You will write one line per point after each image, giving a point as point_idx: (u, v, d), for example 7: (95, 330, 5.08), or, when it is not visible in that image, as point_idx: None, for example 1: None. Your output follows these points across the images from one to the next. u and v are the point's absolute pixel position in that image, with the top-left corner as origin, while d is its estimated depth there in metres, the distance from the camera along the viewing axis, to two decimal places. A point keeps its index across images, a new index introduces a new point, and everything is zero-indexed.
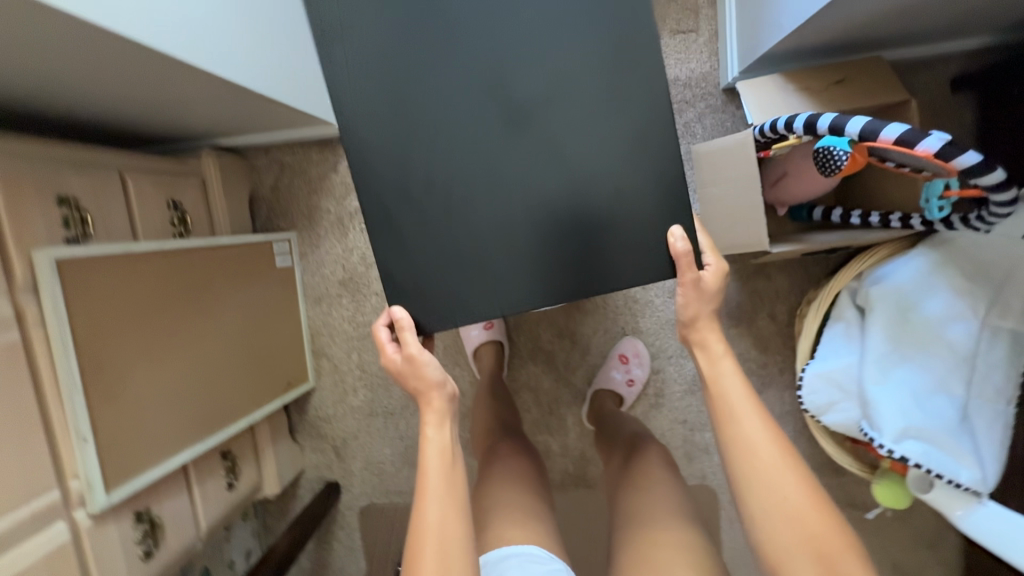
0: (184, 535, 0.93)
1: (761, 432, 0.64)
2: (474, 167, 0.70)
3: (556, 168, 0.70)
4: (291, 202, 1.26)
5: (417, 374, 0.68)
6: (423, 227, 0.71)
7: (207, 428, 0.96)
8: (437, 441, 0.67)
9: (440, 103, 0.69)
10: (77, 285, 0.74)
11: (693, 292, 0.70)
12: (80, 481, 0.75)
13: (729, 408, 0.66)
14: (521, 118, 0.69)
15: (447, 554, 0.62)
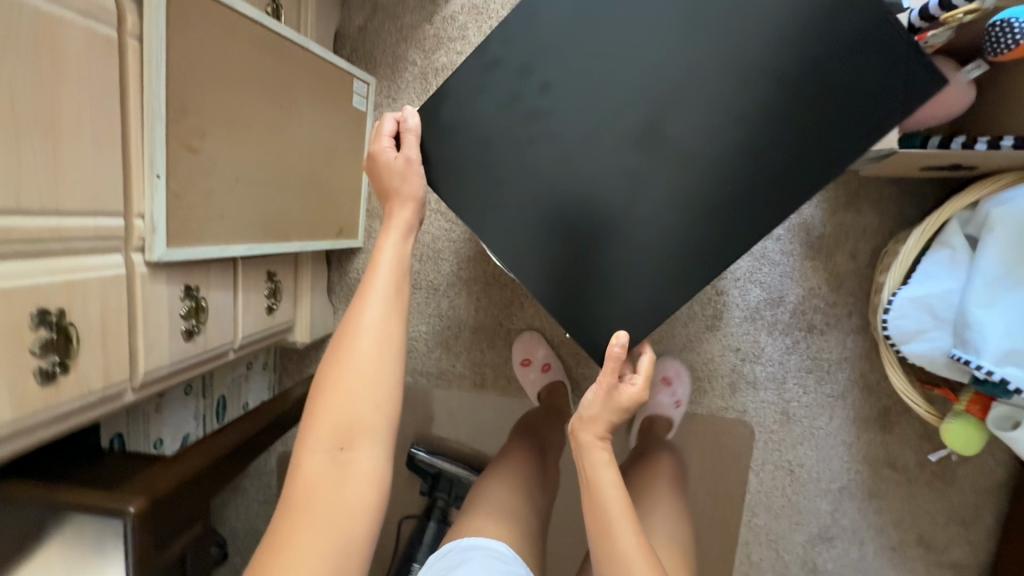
0: (221, 337, 0.88)
1: (634, 545, 0.68)
2: (576, 154, 0.68)
3: (628, 202, 0.67)
4: (378, 45, 1.20)
5: (403, 176, 0.72)
6: (482, 164, 0.71)
7: (265, 238, 0.91)
8: (396, 248, 0.72)
9: (576, 78, 0.67)
10: (178, 9, 0.69)
11: (602, 394, 0.71)
12: (144, 222, 0.69)
13: (607, 521, 0.69)
14: (659, 134, 0.66)
15: (385, 353, 0.66)
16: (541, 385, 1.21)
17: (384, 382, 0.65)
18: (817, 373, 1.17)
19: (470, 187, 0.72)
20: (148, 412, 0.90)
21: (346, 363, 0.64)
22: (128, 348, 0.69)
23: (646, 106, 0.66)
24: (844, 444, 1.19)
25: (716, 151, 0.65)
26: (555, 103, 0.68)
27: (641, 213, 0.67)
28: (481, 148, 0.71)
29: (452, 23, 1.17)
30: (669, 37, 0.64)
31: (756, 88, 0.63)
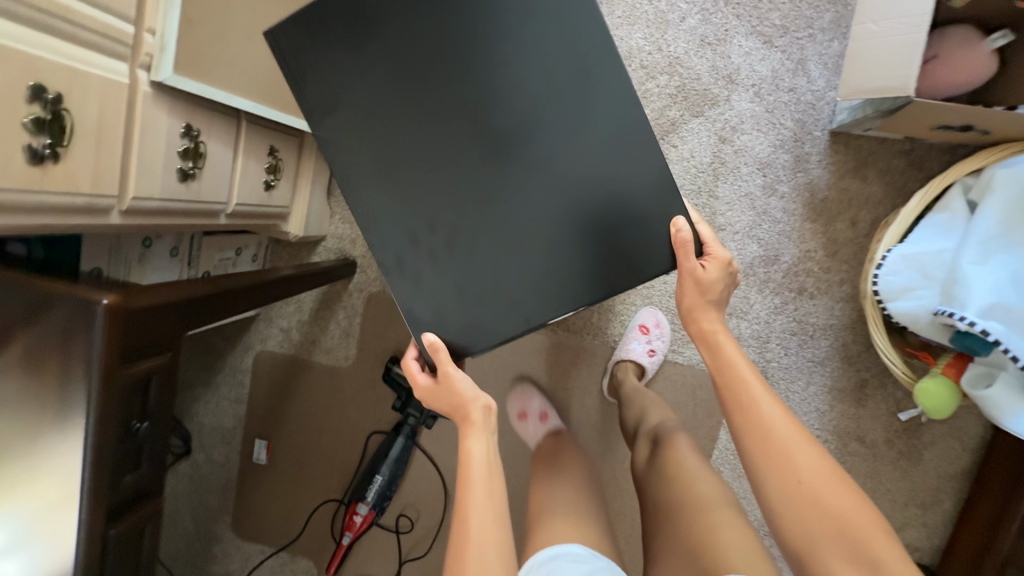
0: (216, 194, 0.87)
1: (776, 412, 0.70)
2: (467, 159, 0.69)
3: (560, 185, 0.70)
4: None
5: (453, 389, 0.74)
6: (420, 229, 0.70)
7: (270, 103, 0.89)
8: (481, 450, 0.73)
9: (426, 121, 0.68)
10: None
11: (692, 281, 0.75)
12: (153, 40, 0.68)
13: (747, 395, 0.72)
14: (523, 120, 0.68)
15: (499, 563, 0.65)
16: (540, 434, 1.17)
17: (505, 554, 0.67)
18: (800, 337, 1.18)
19: (407, 224, 0.70)
20: (133, 258, 0.89)
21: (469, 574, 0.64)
22: (120, 164, 0.68)
23: (485, 104, 0.68)
24: (816, 412, 1.20)
25: (575, 107, 0.68)
26: (423, 147, 0.68)
27: (580, 191, 0.70)
28: (404, 219, 0.70)
29: None
30: (467, 45, 0.66)
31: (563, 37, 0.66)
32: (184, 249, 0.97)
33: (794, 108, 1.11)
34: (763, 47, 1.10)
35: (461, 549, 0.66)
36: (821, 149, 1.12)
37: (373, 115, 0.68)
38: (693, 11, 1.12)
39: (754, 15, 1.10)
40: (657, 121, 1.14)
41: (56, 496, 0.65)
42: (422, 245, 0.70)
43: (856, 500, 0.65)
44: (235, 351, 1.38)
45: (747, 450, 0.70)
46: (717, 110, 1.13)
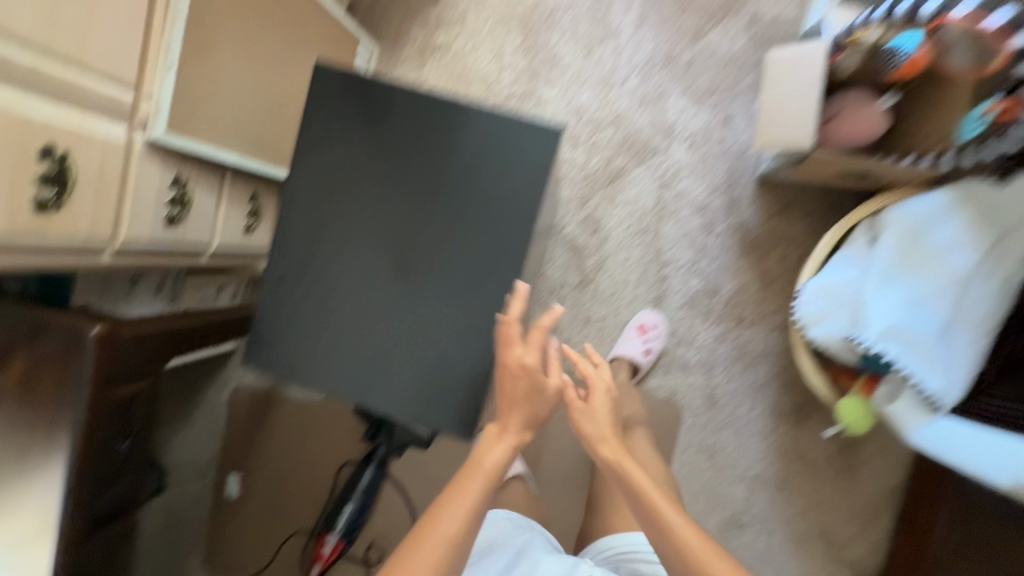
0: (201, 234, 0.97)
1: (679, 522, 0.72)
2: (363, 272, 0.81)
3: (412, 315, 0.80)
4: (386, 18, 1.32)
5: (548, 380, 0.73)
6: (319, 313, 0.82)
7: (255, 154, 1.00)
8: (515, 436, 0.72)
9: (344, 231, 0.81)
10: None
11: (583, 417, 0.82)
12: (150, 106, 0.79)
13: (652, 505, 0.74)
14: (422, 244, 0.79)
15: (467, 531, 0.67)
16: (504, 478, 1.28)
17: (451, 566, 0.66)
18: (743, 363, 1.28)
19: (311, 306, 0.82)
20: (118, 301, 0.96)
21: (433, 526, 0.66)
22: (115, 210, 0.77)
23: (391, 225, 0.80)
24: (761, 434, 1.28)
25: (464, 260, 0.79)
26: (337, 249, 0.82)
27: (422, 319, 0.80)
28: (304, 301, 0.82)
29: (454, 9, 1.30)
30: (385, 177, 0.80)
31: (498, 202, 0.77)
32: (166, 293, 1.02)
33: (725, 158, 1.26)
34: (694, 104, 1.26)
35: (434, 518, 0.67)
36: (749, 193, 1.25)
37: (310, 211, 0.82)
38: (632, 74, 1.27)
39: (685, 76, 1.26)
40: (603, 169, 1.28)
41: (23, 535, 0.70)
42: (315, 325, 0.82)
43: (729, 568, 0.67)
44: (213, 386, 1.43)
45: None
46: (657, 159, 1.27)
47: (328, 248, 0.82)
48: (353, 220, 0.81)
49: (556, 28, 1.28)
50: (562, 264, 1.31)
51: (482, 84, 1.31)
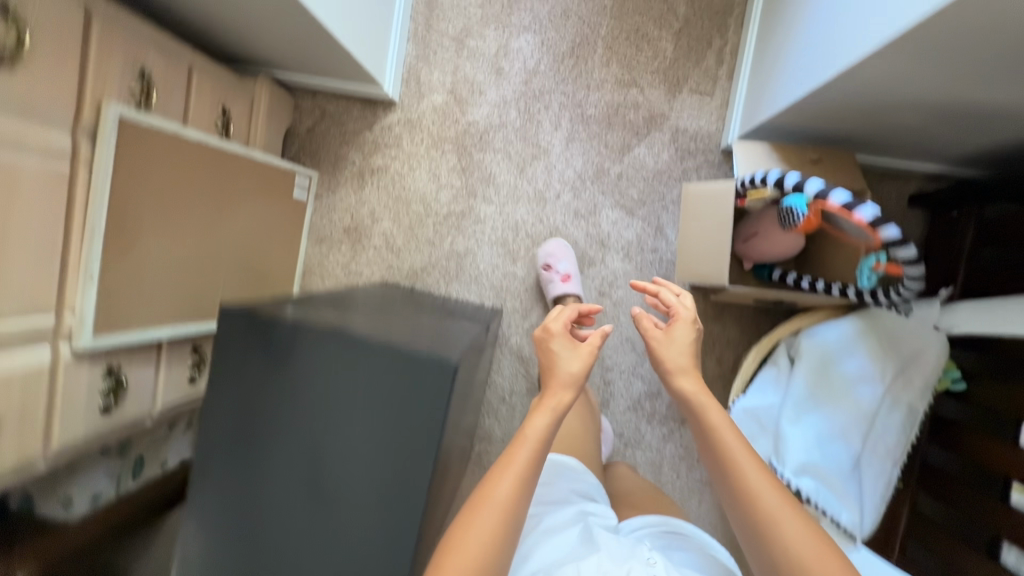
0: (140, 404, 0.99)
1: (759, 481, 0.70)
2: (282, 487, 0.76)
3: (323, 541, 0.74)
4: (322, 144, 1.35)
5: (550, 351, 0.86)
6: (241, 526, 0.78)
7: (190, 318, 1.03)
8: (577, 364, 0.83)
9: (259, 445, 0.76)
10: (129, 143, 0.83)
11: (659, 339, 0.85)
12: (74, 317, 0.81)
13: (730, 462, 0.72)
14: (333, 467, 0.73)
15: (519, 494, 0.70)
16: None
17: (505, 543, 0.67)
18: (688, 460, 1.33)
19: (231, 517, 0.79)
20: (59, 518, 0.96)
21: (490, 499, 0.69)
22: (43, 424, 0.79)
23: (303, 442, 0.74)
24: (710, 526, 1.33)
25: (377, 494, 0.72)
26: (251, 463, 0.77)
27: (336, 541, 0.74)
28: (225, 514, 0.79)
29: (389, 133, 1.33)
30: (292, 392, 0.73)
31: (408, 451, 0.69)
32: (106, 490, 1.03)
33: (659, 266, 1.30)
34: (626, 216, 1.30)
35: (482, 497, 0.69)
36: None
37: (226, 425, 0.77)
38: (565, 188, 1.31)
39: (615, 189, 1.30)
40: (543, 281, 1.32)
41: None
42: (237, 537, 0.79)
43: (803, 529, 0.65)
44: None
45: (744, 527, 0.69)
46: (594, 269, 1.31)
47: (252, 473, 0.77)
48: (276, 448, 0.75)
49: (488, 148, 1.32)
50: (509, 372, 1.35)
51: (420, 203, 1.34)
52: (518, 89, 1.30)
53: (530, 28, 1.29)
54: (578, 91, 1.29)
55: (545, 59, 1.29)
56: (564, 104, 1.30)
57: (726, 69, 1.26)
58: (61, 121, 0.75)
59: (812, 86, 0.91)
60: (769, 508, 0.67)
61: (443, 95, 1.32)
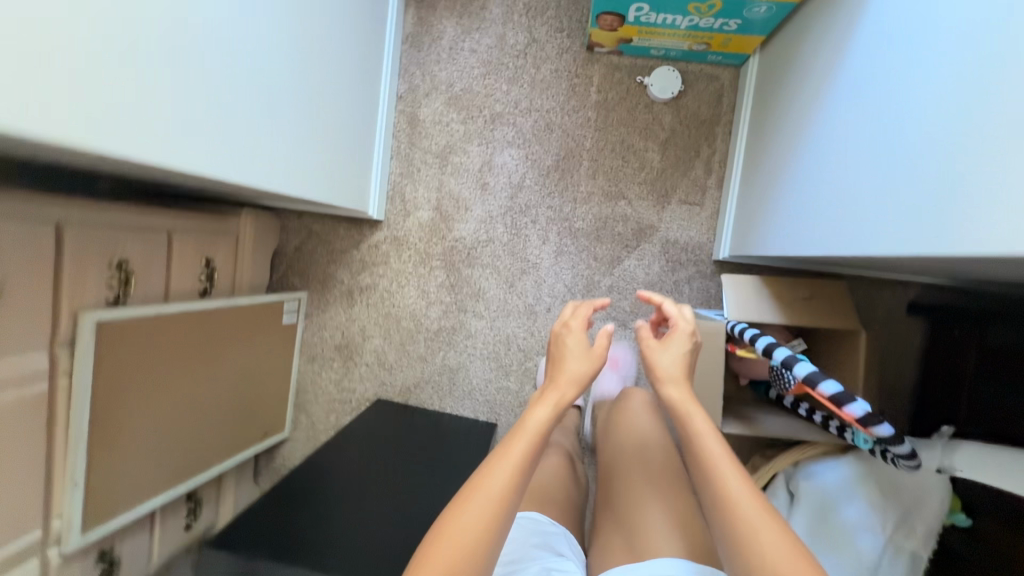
0: (135, 569, 1.00)
1: (742, 492, 0.62)
2: None
3: None
4: (310, 263, 1.34)
5: (560, 343, 0.82)
6: None
7: (182, 477, 1.04)
8: (578, 369, 0.78)
9: None
10: (107, 344, 0.83)
11: (653, 349, 0.81)
12: (61, 522, 0.82)
13: (709, 465, 0.65)
14: None
15: (501, 501, 0.63)
16: None
17: (489, 548, 0.60)
18: None
19: None
20: None
21: (473, 503, 0.62)
22: None
23: None
24: None
25: None
26: None
27: None
28: None
29: (376, 251, 1.32)
30: None
31: None
32: None
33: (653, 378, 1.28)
34: (618, 328, 1.28)
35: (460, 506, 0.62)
36: None
37: None
38: (555, 301, 1.29)
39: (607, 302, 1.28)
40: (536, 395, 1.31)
41: None
42: None
43: (781, 541, 0.57)
44: None
45: (722, 540, 0.62)
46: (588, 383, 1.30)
47: None
48: None
49: (477, 263, 1.30)
50: None
51: (410, 320, 1.33)
52: (504, 204, 1.29)
53: (513, 142, 1.27)
54: (565, 204, 1.27)
55: (530, 173, 1.28)
56: (551, 218, 1.28)
57: (714, 178, 1.24)
58: (38, 343, 0.76)
59: (794, 250, 0.88)
60: (745, 516, 0.60)
61: (428, 212, 1.30)
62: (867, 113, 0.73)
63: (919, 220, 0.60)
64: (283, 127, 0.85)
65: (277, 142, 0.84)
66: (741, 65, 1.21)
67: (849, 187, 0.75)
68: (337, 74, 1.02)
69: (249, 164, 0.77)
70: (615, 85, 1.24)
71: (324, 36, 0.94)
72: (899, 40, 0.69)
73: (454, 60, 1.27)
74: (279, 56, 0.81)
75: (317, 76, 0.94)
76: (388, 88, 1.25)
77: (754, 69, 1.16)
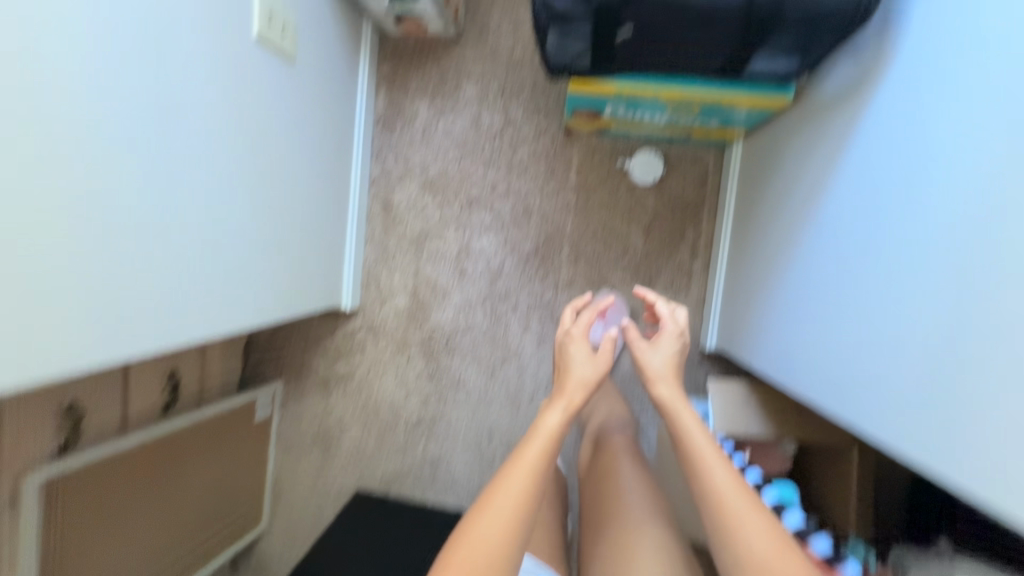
0: None
1: (726, 480, 0.67)
2: None
3: None
4: (284, 351, 1.29)
5: (566, 349, 0.87)
6: None
7: None
8: (582, 373, 0.82)
9: None
10: (53, 497, 0.80)
11: (642, 351, 0.84)
12: None
13: (697, 458, 0.70)
14: None
15: (521, 507, 0.67)
16: None
17: (512, 551, 0.64)
18: None
19: None
20: None
21: (497, 501, 0.67)
22: None
23: None
24: None
25: None
26: None
27: None
28: None
29: (352, 339, 1.27)
30: None
31: None
32: None
33: None
34: None
35: (471, 524, 0.65)
36: None
37: None
38: (538, 389, 1.25)
39: None
40: None
41: None
42: None
43: (765, 527, 0.63)
44: None
45: (704, 518, 0.68)
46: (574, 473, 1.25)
47: None
48: None
49: (456, 351, 1.26)
50: None
51: (389, 409, 1.28)
52: (483, 290, 1.24)
53: (491, 226, 1.23)
54: (546, 290, 1.23)
55: (509, 258, 1.23)
56: (532, 303, 1.23)
57: (700, 263, 1.19)
58: None
59: (791, 380, 0.83)
60: (731, 508, 0.65)
61: (405, 298, 1.26)
62: (862, 267, 0.67)
63: (925, 428, 0.54)
64: (224, 262, 0.82)
65: (222, 289, 0.82)
66: (726, 147, 1.16)
67: (845, 345, 0.69)
68: (295, 190, 0.99)
69: (193, 326, 0.76)
70: (595, 168, 1.19)
71: (274, 163, 0.90)
72: (892, 197, 0.63)
73: (428, 143, 1.22)
74: (219, 209, 0.78)
75: (270, 203, 0.91)
76: (359, 175, 1.21)
77: (739, 156, 1.11)
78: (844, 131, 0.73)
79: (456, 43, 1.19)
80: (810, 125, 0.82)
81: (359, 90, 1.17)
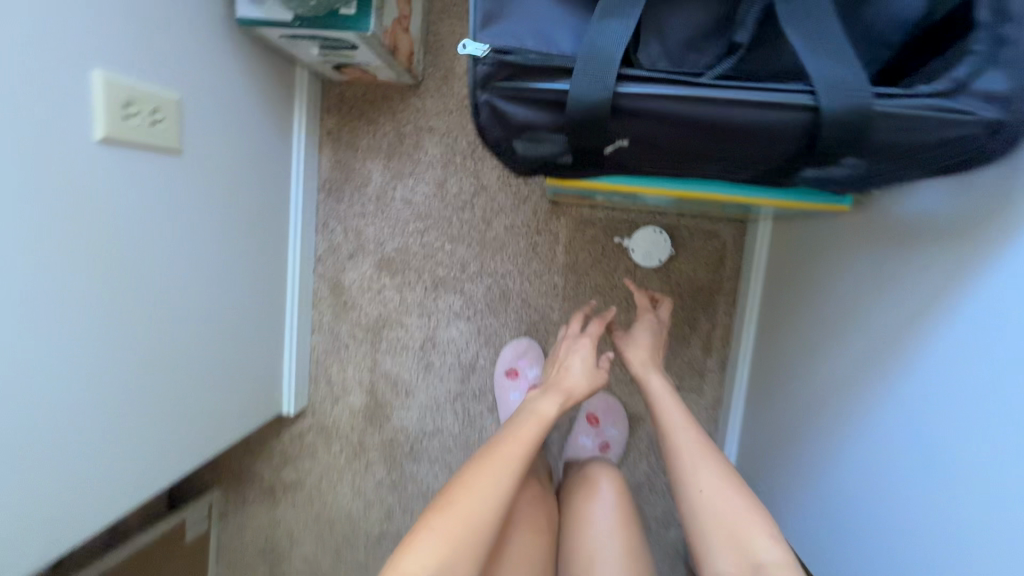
0: None
1: (693, 446, 0.64)
2: None
3: None
4: (222, 455, 1.10)
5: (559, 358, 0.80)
6: None
7: None
8: (576, 373, 0.74)
9: None
10: None
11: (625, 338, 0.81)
12: None
13: (675, 436, 0.66)
14: None
15: (491, 504, 0.59)
16: None
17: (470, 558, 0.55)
18: None
19: None
20: None
21: (463, 502, 0.58)
22: None
23: None
24: None
25: None
26: None
27: None
28: None
29: (300, 443, 1.08)
30: None
31: None
32: None
33: None
34: None
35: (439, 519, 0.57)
36: None
37: None
38: None
39: None
40: None
41: None
42: None
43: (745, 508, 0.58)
44: None
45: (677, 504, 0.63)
46: None
47: None
48: None
49: (423, 458, 1.06)
50: None
51: (346, 522, 1.09)
52: (454, 388, 1.04)
53: (461, 313, 1.01)
54: None
55: (484, 351, 1.02)
56: None
57: (715, 359, 0.98)
58: None
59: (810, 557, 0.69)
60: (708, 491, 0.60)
61: (361, 396, 1.06)
62: (945, 494, 0.48)
63: None
64: (92, 444, 0.62)
65: (100, 476, 0.64)
66: (750, 221, 0.94)
67: None
68: (214, 307, 0.79)
69: (36, 544, 0.58)
70: (587, 245, 0.98)
71: (173, 290, 0.70)
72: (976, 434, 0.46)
73: (383, 213, 1.00)
74: (76, 390, 0.58)
75: (169, 340, 0.71)
76: (300, 255, 0.99)
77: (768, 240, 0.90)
78: (926, 282, 0.53)
79: (415, 92, 0.97)
80: (876, 254, 0.62)
81: (296, 156, 0.95)
